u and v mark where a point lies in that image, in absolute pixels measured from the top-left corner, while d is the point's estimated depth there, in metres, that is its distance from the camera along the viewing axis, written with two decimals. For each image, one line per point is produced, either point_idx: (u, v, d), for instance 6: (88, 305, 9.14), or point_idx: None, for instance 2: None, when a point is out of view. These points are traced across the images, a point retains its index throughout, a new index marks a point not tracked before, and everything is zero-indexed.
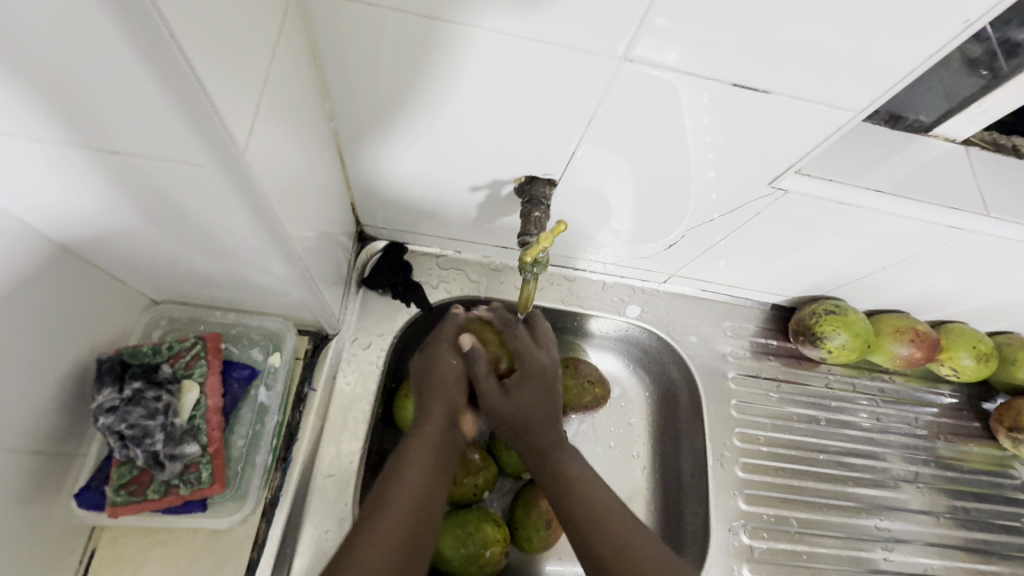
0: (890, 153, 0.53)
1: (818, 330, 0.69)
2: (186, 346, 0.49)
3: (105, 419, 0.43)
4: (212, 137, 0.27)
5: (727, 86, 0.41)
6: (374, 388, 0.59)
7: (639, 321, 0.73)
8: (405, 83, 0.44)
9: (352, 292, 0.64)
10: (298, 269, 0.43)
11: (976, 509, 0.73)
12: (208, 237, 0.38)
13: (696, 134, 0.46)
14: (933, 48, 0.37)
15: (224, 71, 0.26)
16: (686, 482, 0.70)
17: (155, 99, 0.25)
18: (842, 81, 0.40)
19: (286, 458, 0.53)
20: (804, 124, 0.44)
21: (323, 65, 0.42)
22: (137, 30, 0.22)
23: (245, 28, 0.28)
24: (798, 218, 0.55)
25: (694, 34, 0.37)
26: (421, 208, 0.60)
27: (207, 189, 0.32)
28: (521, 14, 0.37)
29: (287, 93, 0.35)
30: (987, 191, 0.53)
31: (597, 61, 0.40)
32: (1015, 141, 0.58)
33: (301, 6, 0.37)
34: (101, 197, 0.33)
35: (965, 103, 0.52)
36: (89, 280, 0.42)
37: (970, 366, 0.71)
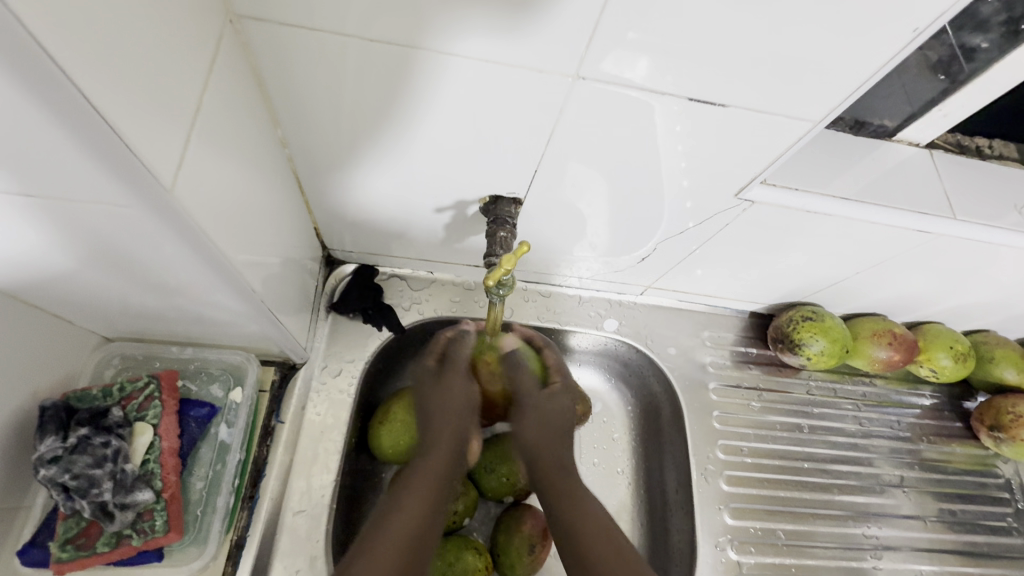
0: (856, 160, 0.53)
1: (797, 337, 0.68)
2: (138, 387, 0.46)
3: (46, 471, 0.41)
4: (133, 178, 0.26)
5: (684, 101, 0.41)
6: (345, 417, 0.58)
7: (617, 335, 0.72)
8: (362, 108, 0.42)
9: (320, 318, 0.62)
10: (252, 302, 0.42)
11: (962, 510, 0.73)
12: (149, 275, 0.36)
13: (668, 142, 0.45)
14: (884, 57, 0.37)
15: (140, 109, 0.25)
16: (672, 498, 0.68)
17: (58, 143, 0.24)
18: (799, 91, 0.39)
19: (253, 496, 0.51)
20: (764, 136, 0.44)
21: (270, 93, 0.41)
22: (24, 69, 0.20)
23: (164, 61, 0.26)
24: (767, 227, 0.55)
25: (655, 49, 0.36)
26: (389, 229, 0.58)
27: (139, 229, 0.30)
28: (470, 37, 0.36)
29: (226, 122, 0.34)
30: (952, 194, 0.53)
31: (551, 79, 0.39)
32: (977, 143, 0.58)
33: (239, 32, 0.36)
34: (27, 243, 0.32)
35: (927, 107, 0.52)
36: (30, 324, 0.40)
37: (948, 367, 0.71)
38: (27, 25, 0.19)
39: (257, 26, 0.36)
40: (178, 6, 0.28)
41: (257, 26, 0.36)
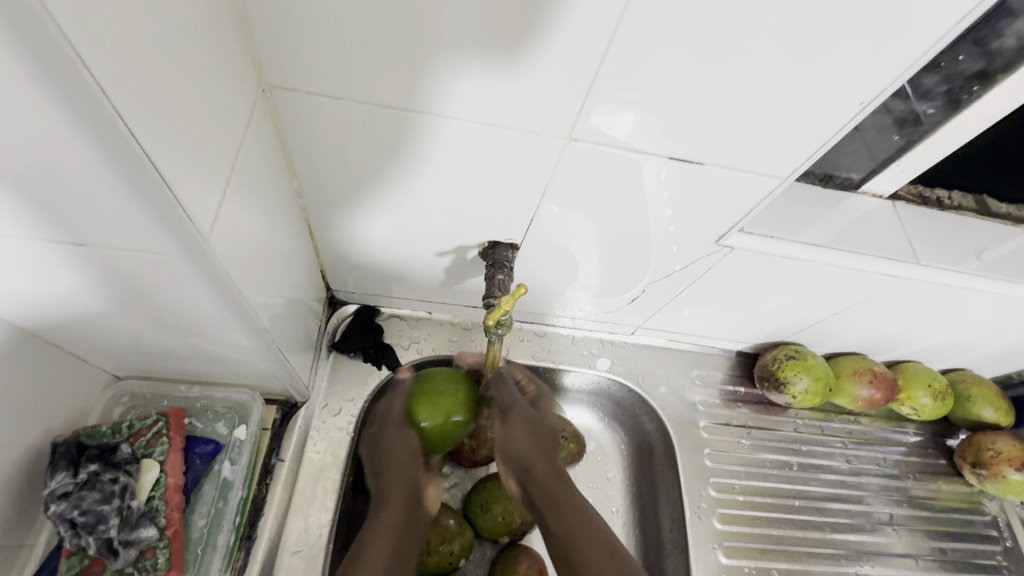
0: (826, 210, 0.58)
1: (781, 376, 0.71)
2: (147, 424, 0.47)
3: (56, 506, 0.41)
4: (178, 228, 0.29)
5: (666, 158, 0.45)
6: (345, 455, 0.59)
7: (609, 374, 0.74)
8: (372, 165, 0.46)
9: (322, 357, 0.64)
10: (264, 340, 0.44)
11: (952, 548, 0.74)
12: (171, 315, 0.38)
13: (656, 189, 0.49)
14: (837, 125, 0.42)
15: (188, 169, 0.28)
16: (667, 537, 0.69)
17: (117, 198, 0.27)
18: (765, 152, 0.44)
19: (251, 535, 0.52)
20: (738, 190, 0.48)
21: (291, 152, 0.45)
22: (99, 136, 0.24)
23: (209, 128, 0.30)
24: (749, 271, 0.59)
25: (644, 105, 0.40)
26: (391, 272, 0.61)
27: (172, 274, 0.33)
28: (476, 103, 0.40)
29: (255, 177, 0.37)
30: (915, 241, 0.58)
31: (546, 140, 0.44)
32: (938, 194, 0.63)
33: (268, 99, 0.40)
34: (62, 285, 0.34)
35: (886, 163, 0.57)
36: (49, 362, 0.42)
37: (928, 405, 0.74)
38: (111, 100, 0.23)
39: (284, 94, 0.40)
40: (221, 81, 0.32)
41: (285, 94, 0.40)
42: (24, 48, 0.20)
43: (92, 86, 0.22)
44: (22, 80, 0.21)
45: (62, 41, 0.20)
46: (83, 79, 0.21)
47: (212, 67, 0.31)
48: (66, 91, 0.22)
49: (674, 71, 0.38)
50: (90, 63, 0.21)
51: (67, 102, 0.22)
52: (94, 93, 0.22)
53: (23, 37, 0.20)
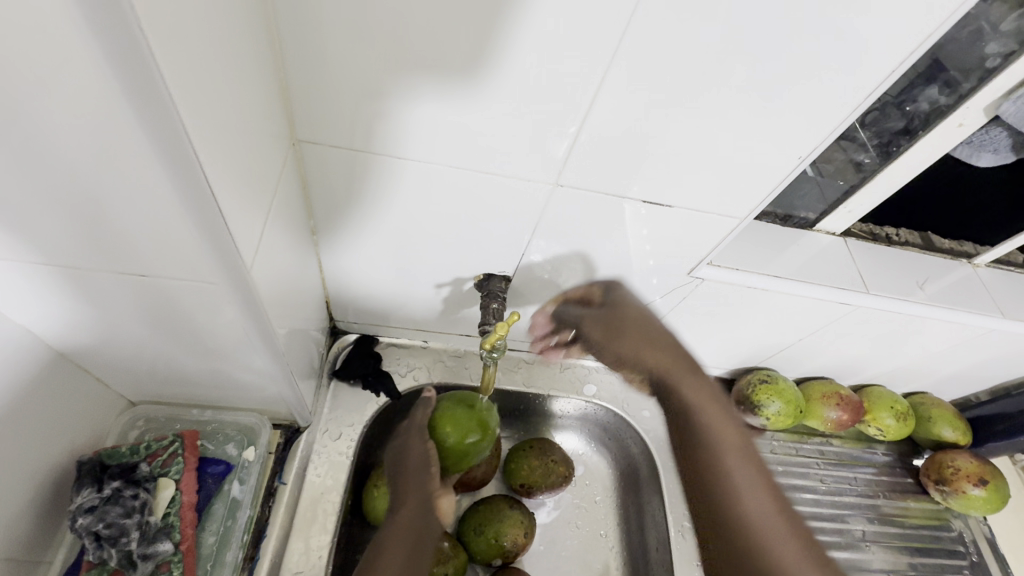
0: (785, 245, 0.64)
1: (755, 399, 0.76)
2: (163, 444, 0.50)
3: (83, 519, 0.44)
4: (229, 262, 0.34)
5: (642, 201, 0.52)
6: (345, 478, 0.62)
7: (595, 399, 0.78)
8: (381, 207, 0.52)
9: (324, 384, 0.67)
10: (280, 364, 0.48)
11: (922, 563, 0.78)
12: (200, 338, 0.42)
13: (636, 226, 0.55)
14: (783, 173, 0.49)
15: (241, 213, 0.33)
16: (652, 556, 0.72)
17: (182, 234, 0.32)
18: (726, 195, 0.51)
19: (254, 556, 0.54)
20: (704, 229, 0.55)
21: (311, 196, 0.50)
22: (184, 187, 0.29)
23: (256, 178, 0.35)
24: (719, 300, 0.64)
25: (623, 151, 0.47)
26: (391, 303, 0.66)
27: (213, 301, 0.37)
28: (478, 153, 0.47)
29: (283, 217, 0.43)
30: (865, 273, 0.65)
31: (536, 185, 0.50)
32: (887, 231, 0.70)
33: (296, 150, 0.46)
34: (107, 310, 0.39)
35: (835, 204, 0.64)
36: (78, 382, 0.45)
37: (892, 425, 0.79)
38: (199, 161, 0.28)
39: (311, 147, 0.46)
40: (266, 140, 0.37)
41: (311, 147, 0.46)
42: (142, 119, 0.25)
43: (189, 149, 0.27)
44: (136, 141, 0.26)
45: (174, 117, 0.25)
46: (183, 144, 0.26)
47: (260, 126, 0.36)
48: (168, 152, 0.27)
49: (644, 127, 0.45)
50: (190, 131, 0.26)
51: (165, 160, 0.27)
52: (189, 154, 0.27)
53: (144, 111, 0.25)
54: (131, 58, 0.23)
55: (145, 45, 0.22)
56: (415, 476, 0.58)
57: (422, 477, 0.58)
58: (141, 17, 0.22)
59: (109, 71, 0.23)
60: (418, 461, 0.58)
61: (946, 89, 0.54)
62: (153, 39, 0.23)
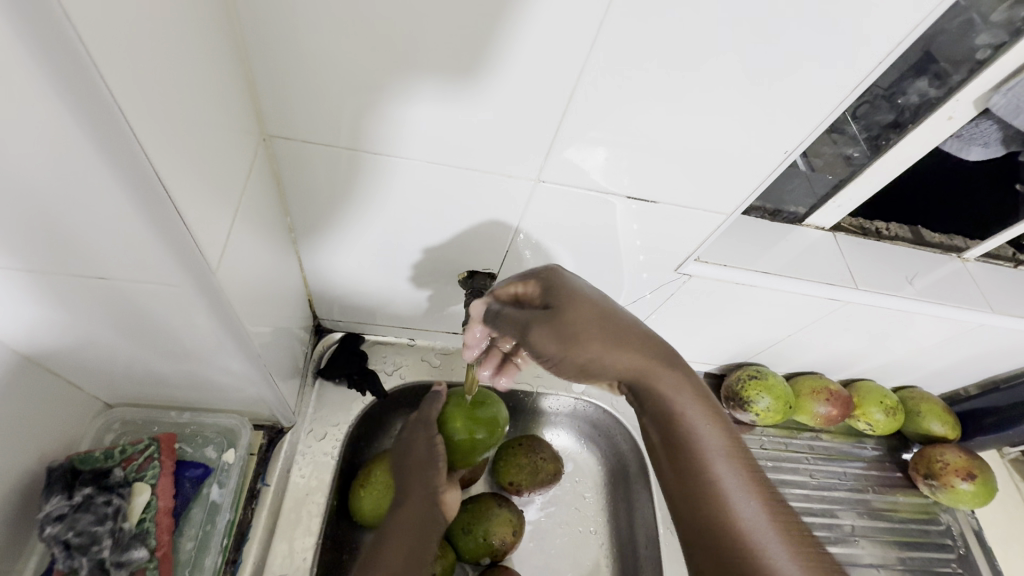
0: (774, 241, 0.64)
1: (745, 395, 0.75)
2: (138, 449, 0.49)
3: (51, 528, 0.43)
4: (191, 262, 0.33)
5: (627, 197, 0.51)
6: (330, 479, 0.61)
7: (585, 396, 0.78)
8: (363, 203, 0.51)
9: (308, 383, 0.66)
10: (256, 365, 0.47)
11: (910, 557, 0.78)
12: (172, 341, 0.41)
13: (624, 222, 0.54)
14: (770, 166, 0.48)
15: (202, 211, 0.32)
16: (642, 553, 0.72)
17: (140, 237, 0.31)
18: (713, 190, 0.50)
19: (235, 560, 0.53)
20: (691, 224, 0.54)
21: (287, 193, 0.49)
22: (129, 178, 0.27)
23: (220, 173, 0.35)
24: (707, 296, 0.64)
25: (606, 146, 0.46)
26: (376, 301, 0.65)
27: (178, 303, 0.36)
28: (456, 149, 0.46)
29: (255, 216, 0.41)
30: (855, 268, 0.64)
31: (518, 181, 0.49)
32: (876, 225, 0.70)
33: (268, 146, 0.45)
34: (73, 313, 0.37)
35: (825, 199, 0.63)
36: (47, 387, 0.44)
37: (882, 420, 0.79)
38: (148, 157, 0.27)
39: (283, 142, 0.45)
40: (229, 135, 0.36)
41: (284, 143, 0.45)
42: (75, 105, 0.24)
43: (129, 134, 0.25)
44: (69, 132, 0.25)
45: (114, 109, 0.24)
46: (123, 129, 0.25)
47: (221, 120, 0.35)
48: (106, 138, 0.25)
49: (626, 123, 0.44)
50: (129, 115, 0.25)
51: (105, 149, 0.26)
52: (129, 140, 0.26)
53: (76, 94, 0.24)
54: (52, 35, 0.22)
55: (75, 37, 0.22)
56: (421, 472, 0.58)
57: (427, 474, 0.58)
58: (69, 11, 0.21)
59: (37, 67, 0.22)
60: (424, 456, 0.59)
61: (936, 81, 0.53)
62: (75, 16, 0.21)
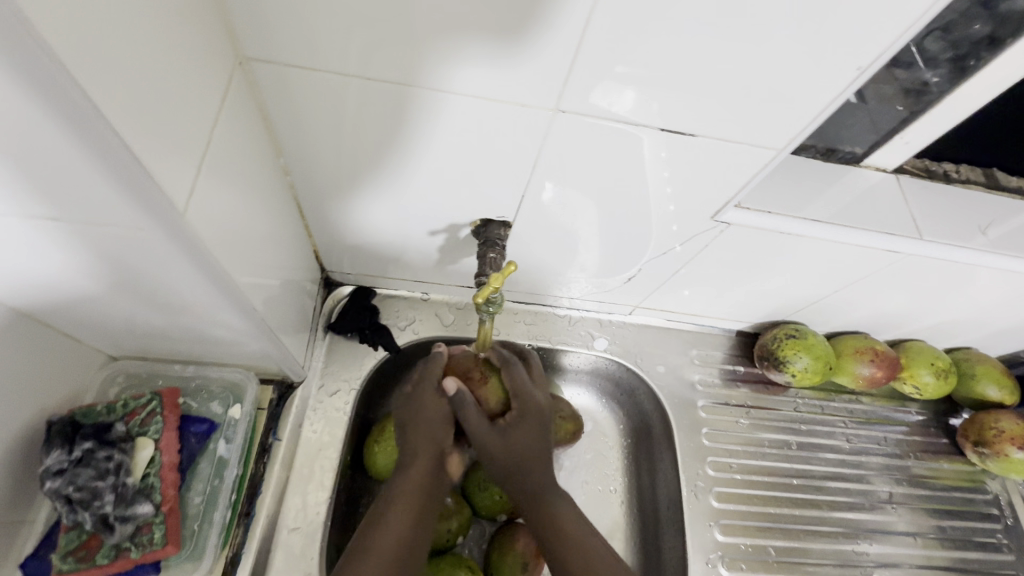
0: (827, 185, 0.56)
1: (781, 355, 0.70)
2: (141, 403, 0.48)
3: (52, 483, 0.42)
4: (153, 204, 0.29)
5: (658, 131, 0.44)
6: (342, 435, 0.59)
7: (607, 354, 0.74)
8: (364, 140, 0.46)
9: (318, 338, 0.64)
10: (254, 320, 0.44)
11: (951, 526, 0.74)
12: (159, 294, 0.38)
13: (655, 168, 0.48)
14: (834, 93, 0.40)
15: (159, 145, 0.28)
16: (663, 514, 0.69)
17: (89, 175, 0.27)
18: (761, 123, 0.43)
19: (249, 512, 0.52)
20: (732, 163, 0.47)
21: (275, 127, 0.44)
22: (56, 101, 0.23)
23: (181, 102, 0.30)
24: (745, 248, 0.58)
25: (643, 82, 0.40)
26: (385, 253, 0.61)
27: (151, 250, 0.33)
28: (481, 80, 0.40)
29: (232, 153, 0.37)
30: (919, 216, 0.56)
31: (533, 113, 0.43)
32: (945, 167, 0.61)
33: (247, 71, 0.40)
34: (45, 264, 0.34)
35: (890, 135, 0.55)
36: (43, 342, 0.42)
37: (931, 383, 0.73)
38: (73, 76, 0.22)
39: (263, 66, 0.39)
40: (193, 57, 0.31)
41: (264, 66, 0.39)
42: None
43: (39, 44, 0.21)
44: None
45: (13, 14, 0.20)
46: (31, 40, 0.21)
47: (180, 36, 0.30)
48: (16, 52, 0.21)
49: (663, 41, 0.37)
50: (36, 21, 0.20)
51: (15, 63, 0.21)
52: (43, 53, 0.21)
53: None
54: None
55: None
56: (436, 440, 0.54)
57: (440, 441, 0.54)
58: None
59: None
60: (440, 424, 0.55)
61: None
62: None
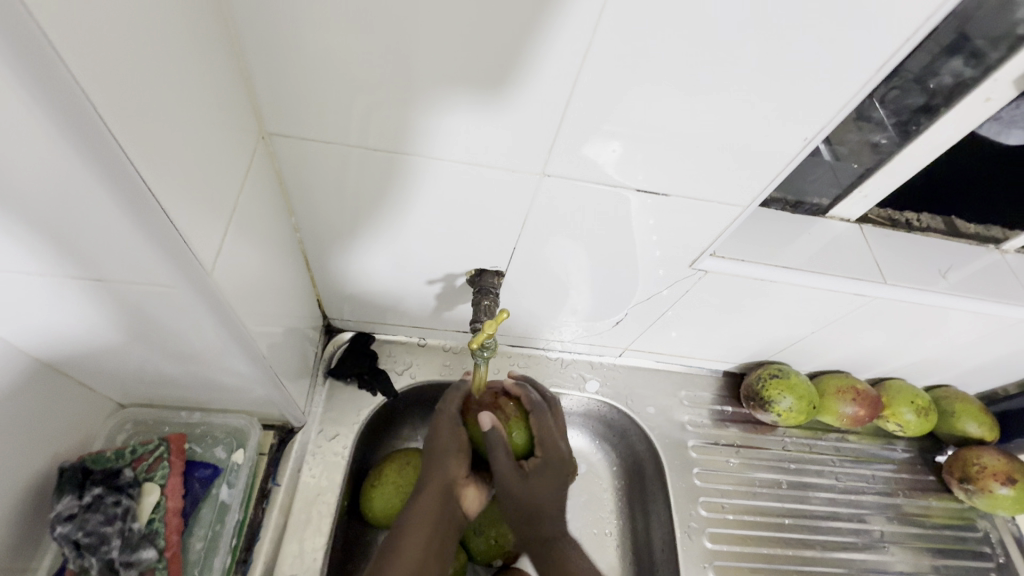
0: (797, 235, 0.61)
1: (766, 394, 0.73)
2: (149, 449, 0.50)
3: (62, 528, 0.44)
4: (186, 266, 0.32)
5: (634, 191, 0.49)
6: (340, 480, 0.60)
7: (598, 396, 0.76)
8: (369, 201, 0.50)
9: (319, 383, 0.66)
10: (261, 366, 0.46)
11: (945, 565, 0.74)
12: (176, 345, 0.41)
13: (641, 218, 0.52)
14: (786, 157, 0.45)
15: (194, 215, 0.32)
16: (659, 557, 0.70)
17: (134, 243, 0.30)
18: (727, 181, 0.48)
19: (246, 559, 0.53)
20: (705, 218, 0.52)
21: (289, 191, 0.49)
22: (118, 186, 0.27)
23: (214, 176, 0.34)
24: (725, 293, 0.61)
25: (630, 136, 0.44)
26: (385, 301, 0.64)
27: (176, 305, 0.36)
28: (467, 124, 0.43)
29: (253, 216, 0.41)
30: (883, 261, 0.61)
31: (522, 175, 0.47)
32: (907, 216, 0.66)
33: (268, 145, 0.44)
34: (74, 319, 0.37)
35: (850, 188, 0.60)
36: (59, 390, 0.44)
37: (913, 421, 0.75)
38: (134, 164, 0.27)
39: (282, 140, 0.44)
40: (225, 137, 0.36)
41: (283, 140, 0.44)
42: (43, 101, 0.23)
43: (103, 129, 0.24)
44: (41, 125, 0.24)
45: (95, 118, 0.24)
46: (103, 133, 0.25)
47: (215, 118, 0.34)
48: (79, 132, 0.24)
49: (639, 112, 0.42)
50: (101, 110, 0.24)
51: (79, 145, 0.25)
52: (104, 133, 0.25)
53: (51, 96, 0.23)
54: (29, 49, 0.21)
55: (48, 48, 0.21)
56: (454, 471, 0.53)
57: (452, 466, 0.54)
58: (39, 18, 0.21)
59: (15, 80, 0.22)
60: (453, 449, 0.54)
61: (971, 60, 0.50)
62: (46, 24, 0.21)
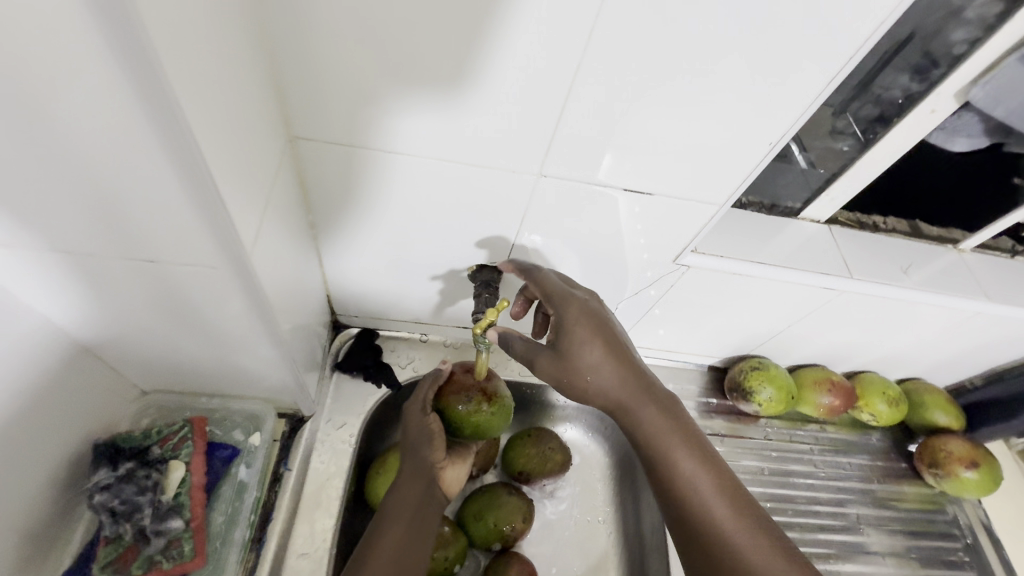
0: (771, 234, 0.66)
1: (748, 385, 0.78)
2: (173, 430, 0.54)
3: (99, 497, 0.49)
4: (233, 251, 0.37)
5: (621, 190, 0.54)
6: (348, 465, 0.64)
7: None
8: (380, 200, 0.54)
9: (326, 375, 0.70)
10: (282, 351, 0.50)
11: (916, 546, 0.79)
12: (207, 328, 0.45)
13: (630, 221, 0.57)
14: (756, 160, 0.51)
15: (242, 206, 0.36)
16: (648, 539, 0.74)
17: (193, 228, 0.35)
18: (706, 182, 0.53)
19: (261, 537, 0.56)
20: (687, 216, 0.57)
21: (308, 190, 0.53)
22: (190, 177, 0.31)
23: (256, 173, 0.39)
24: (706, 288, 0.66)
25: (619, 150, 0.50)
26: (391, 297, 0.68)
27: (215, 287, 0.40)
28: (431, 125, 0.47)
29: (280, 211, 0.45)
30: (850, 259, 0.66)
31: (521, 176, 0.52)
32: (873, 219, 0.72)
33: (293, 147, 0.49)
34: (117, 301, 0.41)
35: (818, 192, 0.65)
36: (93, 371, 0.48)
37: (885, 411, 0.80)
38: (208, 160, 0.31)
39: (305, 143, 0.48)
40: (262, 139, 0.40)
41: (306, 143, 0.49)
42: (143, 104, 0.27)
43: (189, 129, 0.29)
44: (138, 123, 0.28)
45: (184, 120, 0.29)
46: (187, 132, 0.29)
47: (255, 122, 0.39)
48: (167, 130, 0.29)
49: (628, 123, 0.47)
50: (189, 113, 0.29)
51: (164, 141, 0.29)
52: (187, 132, 0.29)
53: (150, 100, 0.27)
54: (143, 60, 0.26)
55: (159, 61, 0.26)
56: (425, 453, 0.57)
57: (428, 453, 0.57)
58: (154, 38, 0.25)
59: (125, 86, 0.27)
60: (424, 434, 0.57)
61: (917, 76, 0.56)
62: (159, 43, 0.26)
